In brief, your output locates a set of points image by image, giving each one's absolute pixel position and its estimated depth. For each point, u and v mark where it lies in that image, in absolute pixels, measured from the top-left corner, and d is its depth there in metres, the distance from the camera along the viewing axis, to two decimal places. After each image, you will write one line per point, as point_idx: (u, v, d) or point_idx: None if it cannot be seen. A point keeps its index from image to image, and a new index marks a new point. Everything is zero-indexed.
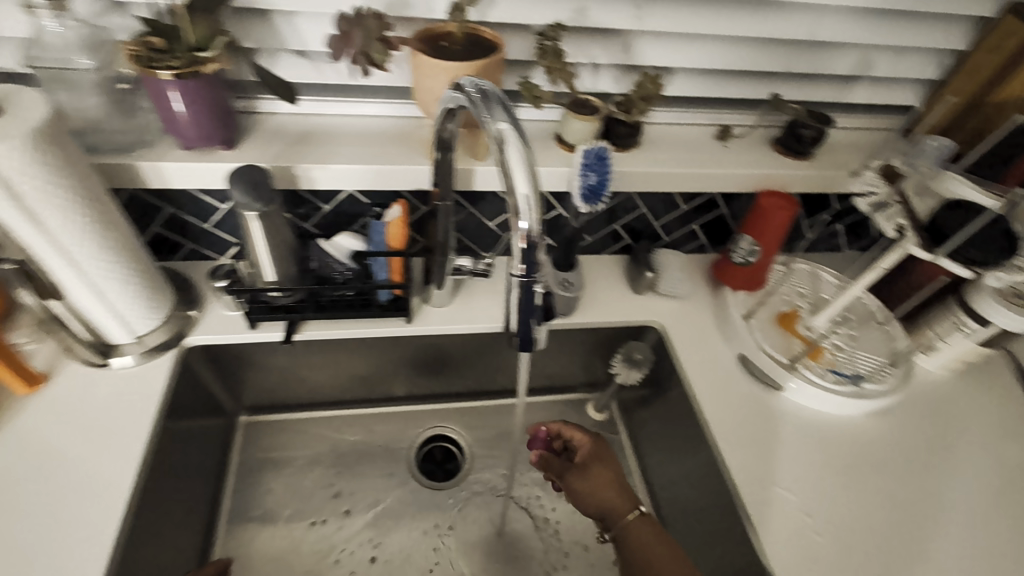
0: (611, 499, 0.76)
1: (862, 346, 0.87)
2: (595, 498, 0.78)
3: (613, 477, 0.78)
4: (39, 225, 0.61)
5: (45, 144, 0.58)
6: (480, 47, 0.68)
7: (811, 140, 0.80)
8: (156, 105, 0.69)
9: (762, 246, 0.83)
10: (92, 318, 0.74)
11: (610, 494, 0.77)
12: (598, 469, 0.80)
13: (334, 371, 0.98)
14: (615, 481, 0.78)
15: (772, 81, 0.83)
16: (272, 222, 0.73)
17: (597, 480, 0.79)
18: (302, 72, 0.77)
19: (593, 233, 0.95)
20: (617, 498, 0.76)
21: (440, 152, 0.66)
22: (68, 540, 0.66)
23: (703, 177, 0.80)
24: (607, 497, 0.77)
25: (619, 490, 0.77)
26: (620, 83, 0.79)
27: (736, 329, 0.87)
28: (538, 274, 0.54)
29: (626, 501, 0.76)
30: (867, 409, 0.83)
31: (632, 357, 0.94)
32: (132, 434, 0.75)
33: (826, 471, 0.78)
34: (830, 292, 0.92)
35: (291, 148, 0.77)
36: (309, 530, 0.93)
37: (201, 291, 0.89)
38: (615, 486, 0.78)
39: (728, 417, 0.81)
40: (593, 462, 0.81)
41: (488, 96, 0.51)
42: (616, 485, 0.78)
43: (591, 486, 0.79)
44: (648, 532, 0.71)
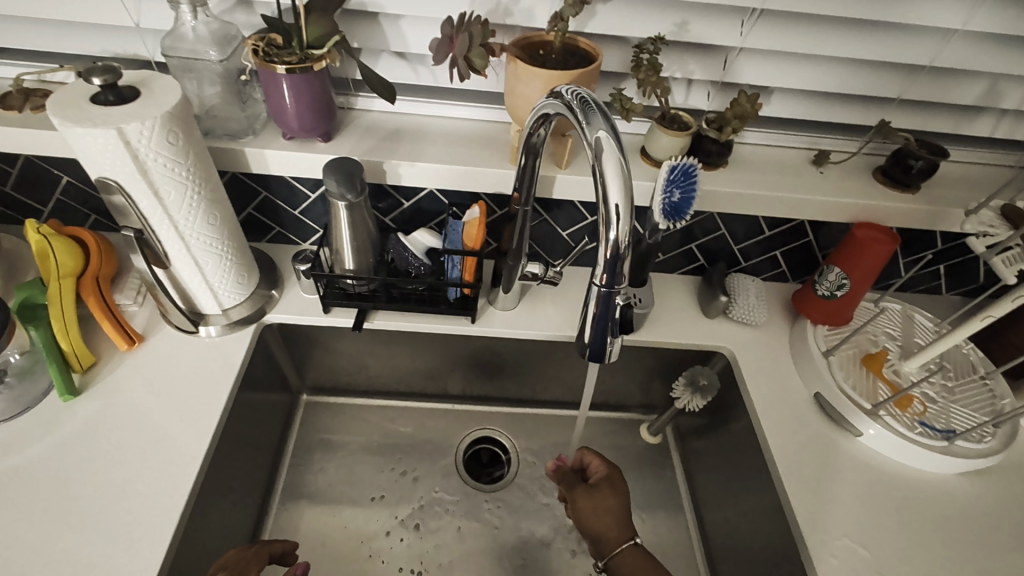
0: (609, 528, 0.79)
1: (959, 400, 0.79)
2: (595, 522, 0.80)
3: (615, 506, 0.80)
4: (158, 198, 0.67)
5: (173, 124, 0.64)
6: (576, 57, 0.69)
7: (918, 172, 0.75)
8: (268, 98, 0.74)
9: (853, 280, 0.79)
10: (189, 288, 0.80)
11: (611, 523, 0.79)
12: (607, 495, 0.81)
13: (396, 362, 1.01)
14: (617, 510, 0.80)
15: (879, 107, 0.78)
16: (357, 213, 0.77)
17: (599, 505, 0.80)
18: (400, 73, 0.81)
19: (666, 251, 0.92)
20: (614, 527, 0.78)
21: (526, 157, 0.66)
22: (149, 489, 0.71)
23: (793, 203, 0.76)
24: (606, 525, 0.79)
25: (619, 521, 0.79)
26: (713, 101, 0.78)
27: (814, 365, 0.82)
28: (620, 286, 0.54)
29: (622, 531, 0.78)
30: (959, 468, 0.75)
31: (696, 383, 0.88)
32: (211, 398, 0.80)
33: (905, 530, 0.71)
34: (924, 337, 0.85)
35: (382, 144, 0.81)
36: (356, 513, 0.95)
37: (284, 272, 0.95)
38: (616, 515, 0.80)
39: (797, 455, 0.77)
40: (600, 488, 0.82)
41: (587, 104, 0.50)
42: (617, 515, 0.79)
43: (591, 511, 0.80)
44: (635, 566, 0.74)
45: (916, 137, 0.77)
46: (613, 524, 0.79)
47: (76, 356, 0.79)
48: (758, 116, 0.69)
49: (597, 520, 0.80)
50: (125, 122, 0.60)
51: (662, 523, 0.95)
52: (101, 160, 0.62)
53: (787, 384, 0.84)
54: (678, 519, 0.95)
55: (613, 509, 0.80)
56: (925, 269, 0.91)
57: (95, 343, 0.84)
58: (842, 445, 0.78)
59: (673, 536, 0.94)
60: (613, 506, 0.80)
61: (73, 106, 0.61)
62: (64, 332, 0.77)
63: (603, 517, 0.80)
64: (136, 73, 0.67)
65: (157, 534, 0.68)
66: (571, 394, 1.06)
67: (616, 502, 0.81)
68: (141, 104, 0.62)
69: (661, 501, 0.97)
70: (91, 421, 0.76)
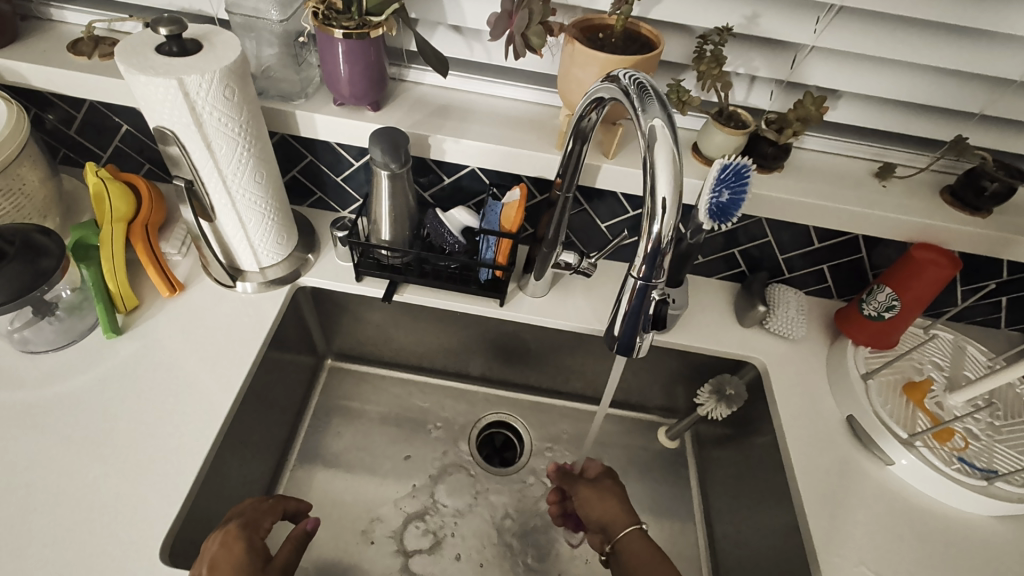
0: (612, 514, 0.79)
1: (1007, 441, 0.74)
2: (596, 509, 0.81)
3: (618, 496, 0.81)
4: (210, 151, 0.69)
5: (231, 80, 0.65)
6: (636, 43, 0.67)
7: (991, 194, 0.70)
8: (323, 62, 0.74)
9: (904, 302, 0.75)
10: (230, 243, 0.82)
11: (613, 509, 0.79)
12: (607, 486, 0.83)
13: (421, 336, 1.02)
14: (619, 500, 0.80)
15: (955, 121, 0.73)
16: (398, 184, 0.77)
17: (599, 494, 0.82)
18: (454, 47, 0.80)
19: (707, 254, 0.90)
20: (616, 513, 0.78)
21: (575, 142, 0.65)
22: (178, 429, 0.74)
23: (848, 215, 0.73)
24: (608, 512, 0.79)
25: (622, 508, 0.79)
26: (775, 102, 0.74)
27: (851, 387, 0.79)
28: (656, 280, 0.52)
29: (626, 518, 0.77)
30: (997, 512, 0.71)
31: (723, 391, 0.86)
32: (243, 351, 0.82)
33: (929, 568, 0.68)
34: (975, 371, 0.80)
35: (430, 118, 0.80)
36: (368, 479, 0.98)
37: (321, 237, 0.96)
38: (620, 504, 0.80)
39: (821, 477, 0.74)
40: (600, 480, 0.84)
41: (645, 90, 0.49)
42: (620, 502, 0.80)
43: (592, 500, 0.82)
44: (639, 547, 0.72)
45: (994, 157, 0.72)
46: (617, 511, 0.79)
47: (121, 298, 0.82)
48: (823, 120, 0.66)
49: (599, 507, 0.80)
50: (186, 74, 0.61)
51: (670, 529, 0.93)
52: (161, 110, 0.64)
53: (819, 404, 0.80)
54: (688, 526, 0.93)
55: (617, 498, 0.81)
56: (985, 299, 0.86)
57: (140, 287, 0.87)
58: (871, 472, 0.75)
59: (681, 542, 0.92)
60: (615, 496, 0.81)
61: (138, 54, 0.63)
62: (112, 273, 0.80)
63: (605, 506, 0.80)
64: (199, 27, 0.68)
65: (182, 473, 0.71)
66: (591, 389, 1.05)
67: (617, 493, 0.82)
68: (201, 57, 0.64)
69: (671, 506, 0.95)
70: (129, 360, 0.80)
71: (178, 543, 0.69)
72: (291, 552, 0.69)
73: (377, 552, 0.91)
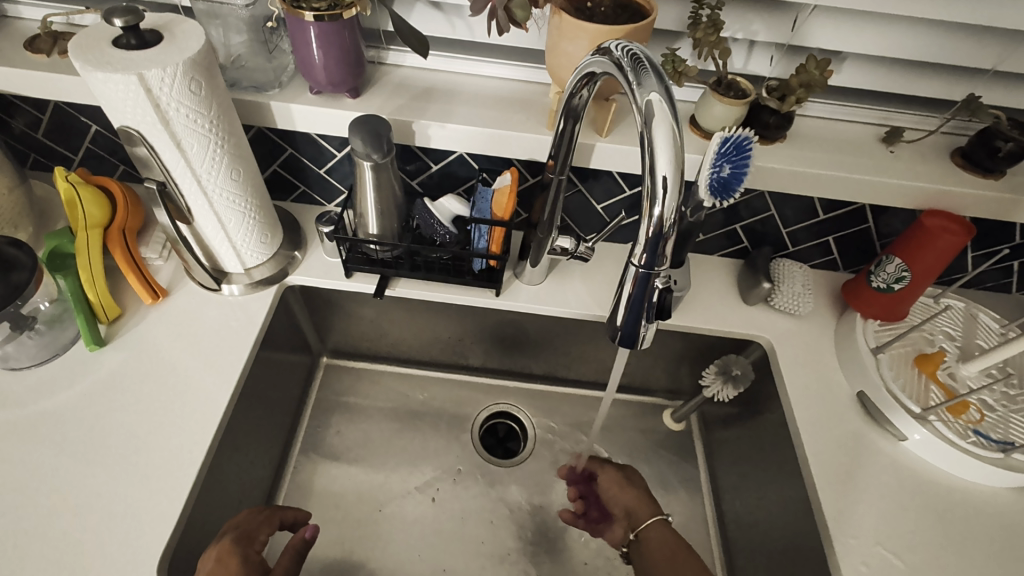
0: (636, 504, 0.84)
1: (1021, 411, 0.72)
2: (620, 498, 0.86)
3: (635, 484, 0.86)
4: (181, 151, 0.65)
5: (196, 73, 0.61)
6: (627, 11, 0.62)
7: (1005, 155, 0.66)
8: (295, 49, 0.70)
9: (914, 273, 0.72)
10: (211, 244, 0.79)
11: (636, 501, 0.84)
12: (629, 476, 0.87)
13: (416, 330, 0.99)
14: (641, 487, 0.85)
15: (967, 80, 0.69)
16: (382, 174, 0.73)
17: (623, 485, 0.86)
18: (434, 25, 0.75)
19: (708, 231, 0.86)
20: (640, 503, 0.83)
21: (566, 120, 0.61)
22: (170, 442, 0.72)
23: (856, 185, 0.69)
24: (633, 501, 0.84)
25: (644, 497, 0.84)
26: (777, 67, 0.70)
27: (861, 362, 0.76)
28: (659, 267, 0.48)
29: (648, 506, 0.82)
30: (1013, 483, 0.69)
31: (729, 372, 0.83)
32: (231, 357, 0.79)
33: (944, 543, 0.67)
34: (988, 340, 0.77)
35: (414, 103, 0.76)
36: (371, 478, 0.96)
37: (307, 232, 0.93)
38: (641, 491, 0.85)
39: (833, 457, 0.72)
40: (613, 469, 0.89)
41: (640, 62, 0.45)
42: (641, 492, 0.84)
43: (616, 490, 0.87)
44: (658, 538, 0.78)
45: (1008, 116, 0.68)
46: (640, 501, 0.84)
47: (103, 307, 0.79)
48: (827, 85, 0.63)
49: (622, 498, 0.85)
50: (146, 68, 0.57)
51: (679, 511, 0.92)
52: (123, 109, 0.60)
53: (829, 380, 0.78)
54: (698, 509, 0.93)
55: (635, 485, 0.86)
56: (996, 265, 0.83)
57: (121, 295, 0.84)
58: (885, 448, 0.73)
59: (690, 524, 0.91)
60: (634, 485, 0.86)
61: (94, 49, 0.58)
62: (92, 284, 0.77)
63: (628, 494, 0.85)
64: (159, 16, 0.63)
65: (176, 486, 0.69)
66: (594, 375, 1.03)
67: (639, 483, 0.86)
68: (162, 50, 0.59)
69: (680, 488, 0.94)
70: (113, 372, 0.77)
71: (176, 557, 0.67)
72: (290, 561, 0.69)
73: (383, 550, 0.90)
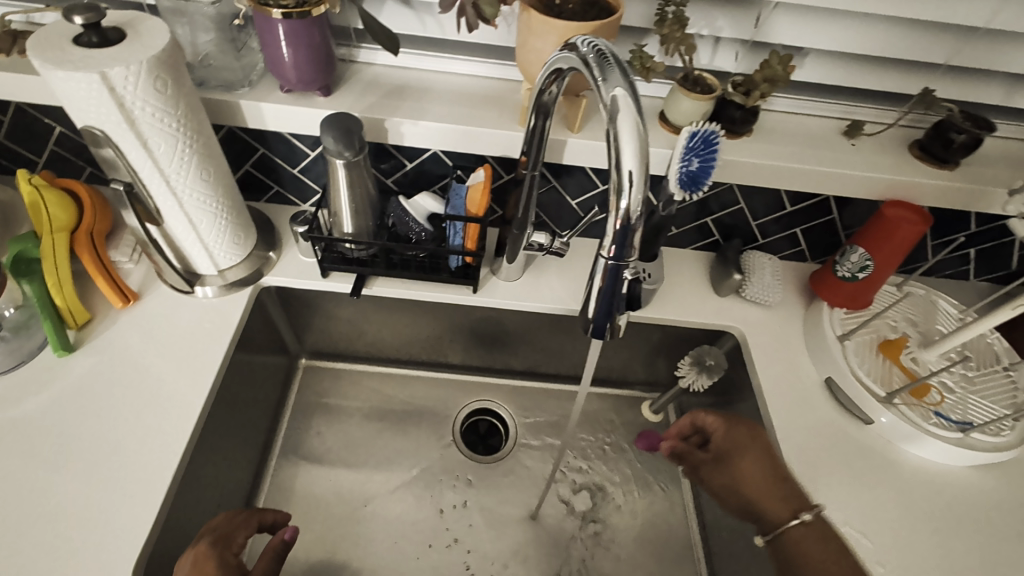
0: (762, 475, 0.69)
1: (978, 391, 0.75)
2: (749, 490, 0.70)
3: (766, 462, 0.69)
4: (148, 151, 0.64)
5: (161, 71, 0.60)
6: (595, 8, 0.63)
7: (959, 146, 0.68)
8: (264, 46, 0.69)
9: (877, 262, 0.74)
10: (182, 246, 0.77)
11: (765, 482, 0.69)
12: (743, 459, 0.71)
13: (394, 329, 0.99)
14: (769, 457, 0.70)
15: (923, 74, 0.71)
16: (355, 173, 0.72)
17: (740, 477, 0.70)
18: (405, 22, 0.75)
19: (680, 225, 0.88)
20: (768, 494, 0.68)
21: (536, 117, 0.61)
22: (143, 447, 0.70)
23: (819, 177, 0.71)
24: (763, 496, 0.68)
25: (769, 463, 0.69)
26: (743, 63, 0.71)
27: (829, 350, 0.79)
28: (628, 260, 0.49)
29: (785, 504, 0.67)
30: (972, 462, 0.72)
31: (703, 362, 0.86)
32: (205, 360, 0.78)
33: (908, 521, 0.69)
34: (948, 325, 0.81)
35: (386, 101, 0.76)
36: (353, 478, 0.95)
37: (282, 233, 0.92)
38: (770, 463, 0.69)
39: (803, 442, 0.74)
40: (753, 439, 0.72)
41: (605, 58, 0.45)
42: (769, 469, 0.69)
43: (742, 477, 0.70)
44: (816, 546, 0.63)
45: (961, 108, 0.70)
46: (765, 475, 0.69)
47: (71, 313, 0.77)
48: (790, 80, 0.65)
49: (754, 490, 0.69)
50: (109, 67, 0.56)
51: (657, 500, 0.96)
52: (87, 108, 0.59)
53: (798, 368, 0.81)
54: (676, 499, 0.96)
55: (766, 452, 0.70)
56: (953, 253, 0.86)
57: (90, 300, 0.82)
58: (853, 433, 0.75)
59: (668, 513, 0.95)
60: (768, 462, 0.70)
61: (55, 47, 0.57)
62: (59, 289, 0.75)
63: (759, 483, 0.69)
64: (121, 13, 0.62)
65: (150, 492, 0.68)
66: (573, 369, 1.04)
67: (800, 447, 0.74)
68: (125, 48, 0.58)
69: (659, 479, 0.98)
70: (83, 378, 0.75)
71: (151, 564, 0.66)
72: (269, 563, 0.68)
73: (366, 550, 0.90)
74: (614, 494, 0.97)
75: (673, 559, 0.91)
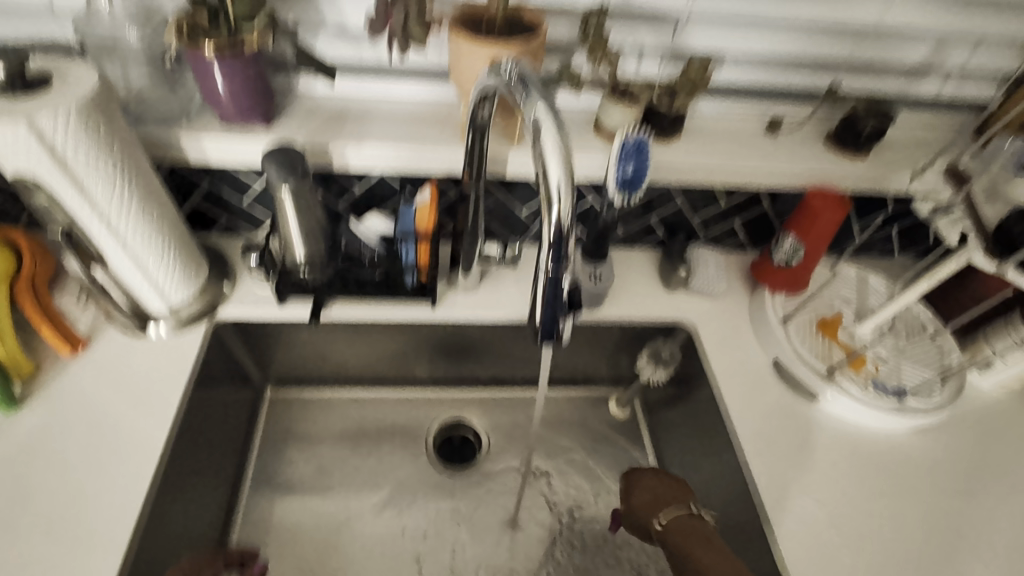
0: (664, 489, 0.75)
1: (910, 359, 0.81)
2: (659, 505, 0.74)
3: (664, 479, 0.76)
4: (85, 194, 0.63)
5: (92, 114, 0.59)
6: (520, 29, 0.66)
7: (868, 135, 0.74)
8: (199, 82, 0.69)
9: (807, 247, 0.79)
10: (130, 286, 0.76)
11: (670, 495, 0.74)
12: (659, 477, 0.77)
13: (359, 351, 1.00)
14: (669, 480, 0.76)
15: (830, 72, 0.77)
16: (302, 201, 0.73)
17: (664, 490, 0.75)
18: (341, 51, 0.76)
19: (626, 226, 0.92)
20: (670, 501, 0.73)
21: (473, 136, 0.64)
22: (103, 496, 0.69)
23: (747, 173, 0.76)
24: (665, 502, 0.74)
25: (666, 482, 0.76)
26: (666, 70, 0.76)
27: (773, 333, 0.83)
28: (566, 267, 0.51)
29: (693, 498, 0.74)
30: (909, 425, 0.78)
31: (659, 356, 0.91)
32: (164, 400, 0.77)
33: (858, 488, 0.74)
34: (878, 299, 0.87)
35: (328, 127, 0.77)
36: (328, 505, 0.95)
37: (234, 264, 0.91)
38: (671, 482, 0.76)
39: (758, 422, 0.78)
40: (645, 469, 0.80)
41: (526, 82, 0.49)
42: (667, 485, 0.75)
43: (658, 490, 0.75)
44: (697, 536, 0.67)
45: (867, 100, 0.76)
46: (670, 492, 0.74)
47: (16, 364, 0.75)
48: (709, 85, 0.69)
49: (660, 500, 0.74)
50: (36, 114, 0.56)
51: None
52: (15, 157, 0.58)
53: (748, 353, 0.85)
54: None
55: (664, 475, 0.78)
56: (878, 233, 0.92)
57: (36, 350, 0.80)
58: (801, 410, 0.80)
59: None
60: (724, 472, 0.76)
61: None
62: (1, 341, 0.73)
63: (654, 494, 0.75)
64: (46, 59, 0.62)
65: (115, 541, 0.66)
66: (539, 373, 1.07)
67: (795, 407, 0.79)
68: (53, 94, 0.58)
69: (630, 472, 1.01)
70: (34, 431, 0.73)
71: None
72: None
73: None
74: (589, 491, 0.99)
75: (650, 550, 0.93)
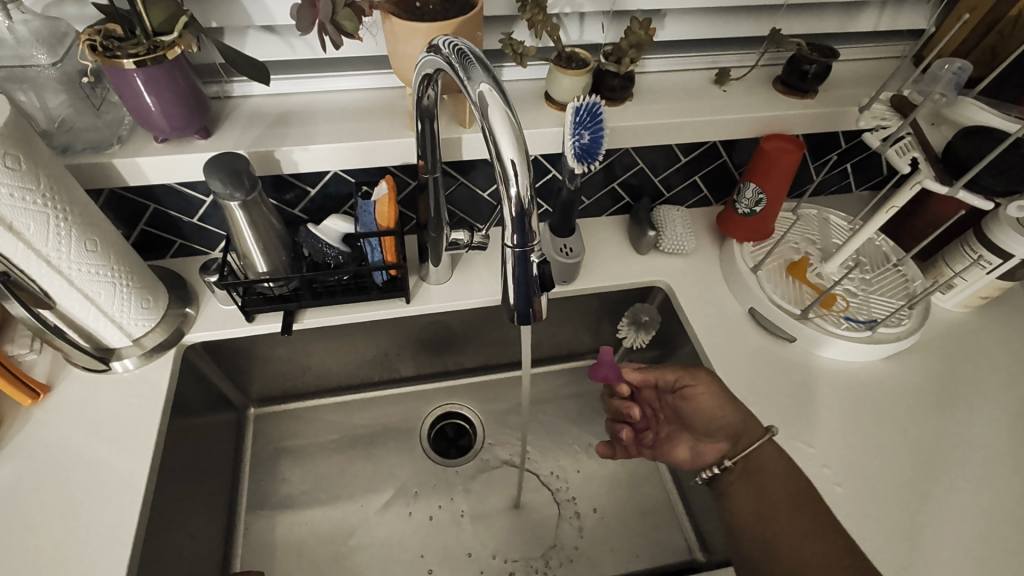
0: (711, 403, 0.73)
1: (877, 290, 0.84)
2: (716, 415, 0.73)
3: (714, 390, 0.73)
4: (16, 234, 0.59)
5: (8, 147, 0.55)
6: (455, 4, 0.64)
7: (814, 76, 0.74)
8: (124, 99, 0.65)
9: (768, 193, 0.80)
10: (84, 323, 0.72)
11: (731, 413, 0.72)
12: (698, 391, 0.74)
13: (339, 357, 0.97)
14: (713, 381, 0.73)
15: (770, 16, 0.77)
16: (254, 211, 0.70)
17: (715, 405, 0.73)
18: (273, 49, 0.74)
19: (591, 195, 0.92)
20: (731, 416, 0.72)
21: (422, 121, 0.61)
22: (88, 543, 0.66)
23: (701, 127, 0.76)
24: (722, 417, 0.73)
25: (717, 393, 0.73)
26: (609, 33, 0.75)
27: (745, 283, 0.85)
28: (532, 245, 0.50)
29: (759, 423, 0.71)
30: (883, 353, 0.80)
31: (639, 320, 0.91)
32: (139, 436, 0.74)
33: (842, 420, 0.76)
34: (841, 236, 0.89)
35: (271, 131, 0.74)
36: (329, 515, 0.94)
37: (196, 286, 0.88)
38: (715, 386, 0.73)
39: (740, 371, 0.80)
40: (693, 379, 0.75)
41: (466, 57, 0.46)
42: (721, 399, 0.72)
43: (710, 406, 0.73)
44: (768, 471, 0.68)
45: (808, 41, 0.77)
46: (726, 412, 0.72)
47: None
48: (654, 43, 0.68)
49: (725, 419, 0.73)
50: None
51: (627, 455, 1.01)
52: None
53: (724, 306, 0.86)
54: None
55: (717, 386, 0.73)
56: (834, 171, 0.94)
57: None
58: (780, 353, 0.82)
59: (640, 465, 1.00)
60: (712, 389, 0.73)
61: None
62: None
63: (715, 410, 0.73)
64: None
65: None
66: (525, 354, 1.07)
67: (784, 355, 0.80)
68: None
69: None
70: (4, 489, 0.69)
71: None
72: None
73: None
74: (587, 463, 1.00)
75: (653, 509, 0.96)
